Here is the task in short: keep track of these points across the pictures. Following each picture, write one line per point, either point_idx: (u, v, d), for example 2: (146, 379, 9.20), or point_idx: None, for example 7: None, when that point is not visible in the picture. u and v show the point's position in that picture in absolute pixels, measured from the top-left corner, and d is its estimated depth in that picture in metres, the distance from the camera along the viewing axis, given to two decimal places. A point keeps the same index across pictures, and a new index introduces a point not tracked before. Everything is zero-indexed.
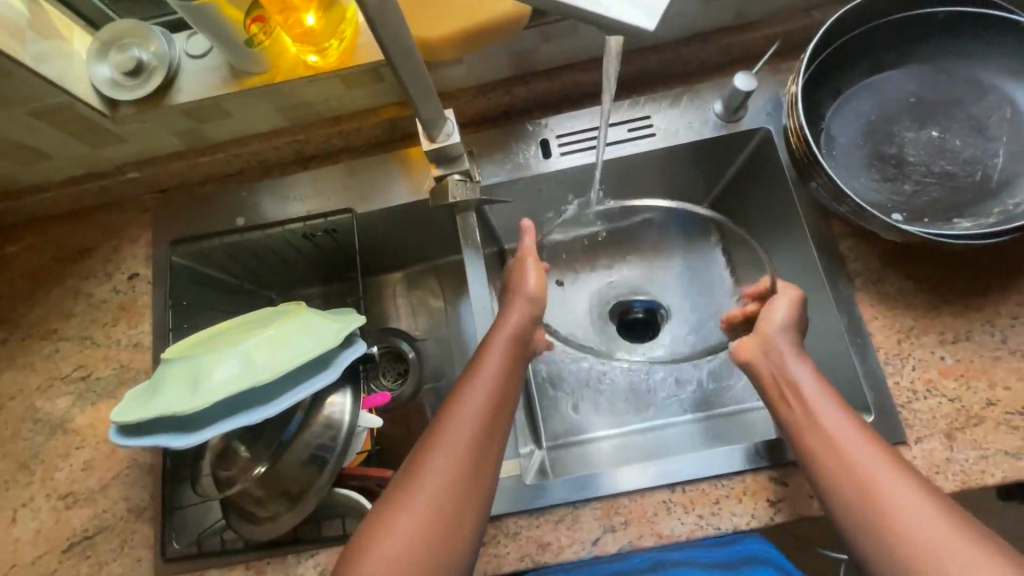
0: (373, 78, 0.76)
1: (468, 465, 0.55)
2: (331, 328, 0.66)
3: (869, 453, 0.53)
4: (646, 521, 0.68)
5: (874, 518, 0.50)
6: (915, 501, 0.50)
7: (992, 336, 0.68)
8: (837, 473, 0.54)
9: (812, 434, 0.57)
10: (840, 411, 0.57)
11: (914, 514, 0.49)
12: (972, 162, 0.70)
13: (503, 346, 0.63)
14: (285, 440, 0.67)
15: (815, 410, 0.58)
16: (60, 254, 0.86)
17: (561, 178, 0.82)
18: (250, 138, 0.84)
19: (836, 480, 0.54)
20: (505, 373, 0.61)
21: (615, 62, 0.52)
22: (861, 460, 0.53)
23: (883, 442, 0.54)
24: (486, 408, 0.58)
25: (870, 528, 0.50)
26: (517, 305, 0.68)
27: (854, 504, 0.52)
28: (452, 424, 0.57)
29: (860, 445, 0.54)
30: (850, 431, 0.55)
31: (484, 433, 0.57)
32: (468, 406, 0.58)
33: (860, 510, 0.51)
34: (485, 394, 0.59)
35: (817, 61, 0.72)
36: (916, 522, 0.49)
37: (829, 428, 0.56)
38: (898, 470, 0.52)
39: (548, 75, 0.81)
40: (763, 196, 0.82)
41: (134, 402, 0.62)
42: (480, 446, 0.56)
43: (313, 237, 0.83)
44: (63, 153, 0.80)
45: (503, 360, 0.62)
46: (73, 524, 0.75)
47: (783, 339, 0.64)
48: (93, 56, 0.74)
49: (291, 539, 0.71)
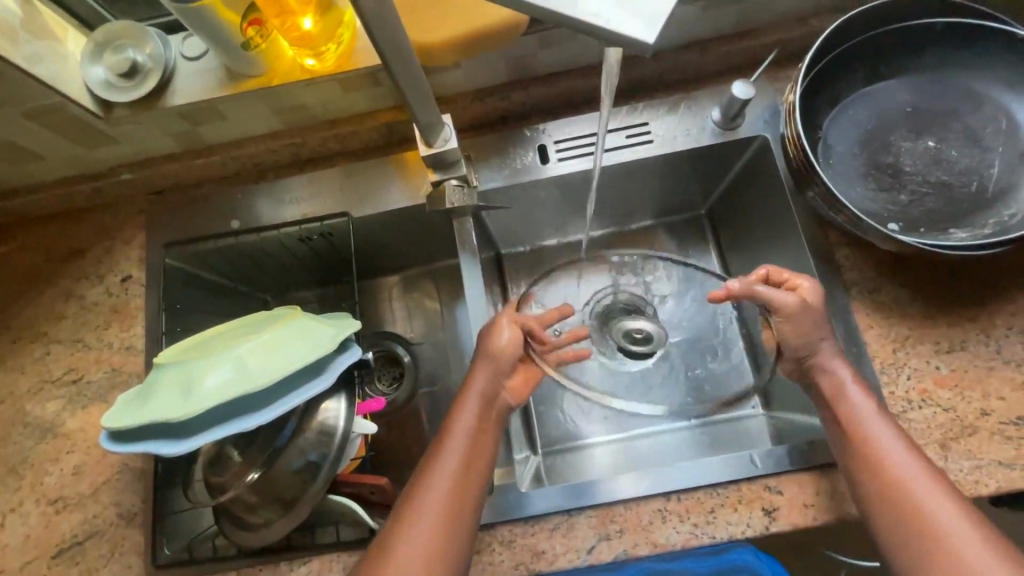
0: (371, 82, 0.76)
1: (451, 524, 0.56)
2: (326, 333, 0.66)
3: (904, 453, 0.56)
4: (641, 530, 0.67)
5: (904, 518, 0.53)
6: (945, 504, 0.53)
7: (987, 346, 0.68)
8: (872, 474, 0.56)
9: (849, 434, 0.59)
10: (876, 411, 0.60)
11: (946, 516, 0.52)
12: (968, 173, 0.71)
13: (476, 401, 0.63)
14: (278, 446, 0.66)
15: (853, 410, 0.60)
16: (52, 255, 0.85)
17: (558, 184, 0.82)
18: (246, 140, 0.83)
19: (870, 480, 0.56)
20: (481, 426, 0.62)
21: (616, 73, 0.52)
22: (896, 461, 0.56)
23: (915, 445, 0.57)
24: (462, 475, 0.58)
25: (900, 527, 0.53)
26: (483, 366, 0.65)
27: (886, 504, 0.55)
28: (434, 482, 0.57)
29: (896, 446, 0.57)
30: (885, 433, 0.58)
31: (456, 509, 0.56)
32: (440, 475, 0.58)
33: (890, 507, 0.54)
34: (455, 465, 0.58)
35: (814, 70, 0.72)
36: (945, 519, 0.52)
37: (866, 429, 0.59)
38: (929, 471, 0.55)
39: (547, 81, 0.81)
40: (761, 203, 0.82)
41: (125, 408, 0.61)
42: (459, 509, 0.57)
43: (309, 240, 0.83)
44: (57, 154, 0.79)
45: (479, 412, 0.62)
46: (62, 529, 0.74)
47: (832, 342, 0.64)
48: (88, 57, 0.73)
49: (284, 546, 0.71)
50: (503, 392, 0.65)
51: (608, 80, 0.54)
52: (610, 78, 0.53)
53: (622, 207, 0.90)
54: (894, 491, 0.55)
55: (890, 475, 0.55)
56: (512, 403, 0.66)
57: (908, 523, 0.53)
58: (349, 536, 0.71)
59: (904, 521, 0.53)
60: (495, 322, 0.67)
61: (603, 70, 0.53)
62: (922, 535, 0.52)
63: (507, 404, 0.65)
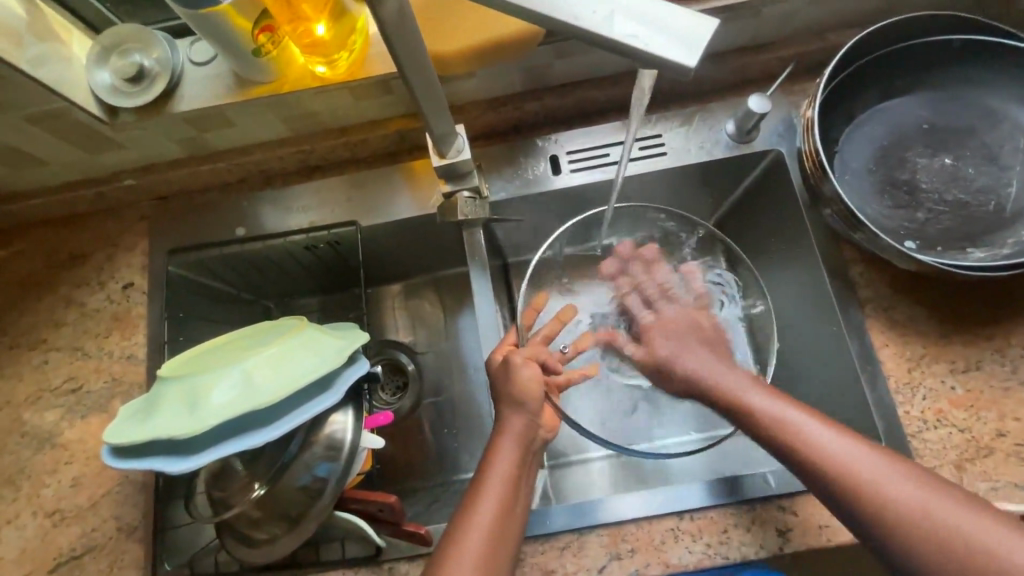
0: (381, 90, 0.75)
1: None
2: (333, 347, 0.65)
3: (845, 443, 0.53)
4: (652, 549, 0.66)
5: (880, 510, 0.49)
6: (910, 484, 0.49)
7: (1003, 366, 0.68)
8: (835, 482, 0.52)
9: (786, 444, 0.55)
10: (793, 405, 0.57)
11: (922, 499, 0.49)
12: (985, 192, 0.70)
13: (512, 448, 0.60)
14: (284, 462, 0.65)
15: (776, 414, 0.56)
16: (53, 260, 0.83)
17: (568, 196, 0.81)
18: (252, 147, 0.82)
19: (837, 488, 0.51)
20: (517, 474, 0.59)
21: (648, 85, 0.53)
22: (842, 453, 0.52)
23: (840, 427, 0.55)
24: (497, 526, 0.55)
25: (889, 527, 0.49)
26: (516, 415, 0.62)
27: (866, 509, 0.50)
28: (467, 533, 0.54)
29: (832, 438, 0.53)
30: (816, 429, 0.54)
31: (489, 568, 0.53)
32: (475, 526, 0.54)
33: (872, 511, 0.49)
34: (490, 516, 0.55)
35: (832, 85, 0.72)
36: (922, 504, 0.48)
37: (799, 429, 0.54)
38: (875, 450, 0.52)
39: (559, 92, 0.80)
40: (772, 216, 0.81)
41: (128, 423, 0.59)
42: (492, 563, 0.53)
43: (315, 248, 0.81)
44: (59, 158, 0.77)
45: (513, 459, 0.59)
46: (59, 543, 0.72)
47: (699, 359, 0.65)
48: (94, 60, 0.72)
49: (288, 562, 0.70)
50: (539, 430, 0.64)
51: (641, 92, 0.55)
52: (642, 95, 0.55)
53: None
54: (862, 489, 0.50)
55: (846, 474, 0.51)
56: (547, 437, 0.66)
57: (892, 520, 0.49)
58: (356, 552, 0.70)
59: (887, 519, 0.49)
60: (510, 362, 0.64)
61: (637, 84, 0.54)
62: (918, 532, 0.48)
63: (545, 436, 0.65)
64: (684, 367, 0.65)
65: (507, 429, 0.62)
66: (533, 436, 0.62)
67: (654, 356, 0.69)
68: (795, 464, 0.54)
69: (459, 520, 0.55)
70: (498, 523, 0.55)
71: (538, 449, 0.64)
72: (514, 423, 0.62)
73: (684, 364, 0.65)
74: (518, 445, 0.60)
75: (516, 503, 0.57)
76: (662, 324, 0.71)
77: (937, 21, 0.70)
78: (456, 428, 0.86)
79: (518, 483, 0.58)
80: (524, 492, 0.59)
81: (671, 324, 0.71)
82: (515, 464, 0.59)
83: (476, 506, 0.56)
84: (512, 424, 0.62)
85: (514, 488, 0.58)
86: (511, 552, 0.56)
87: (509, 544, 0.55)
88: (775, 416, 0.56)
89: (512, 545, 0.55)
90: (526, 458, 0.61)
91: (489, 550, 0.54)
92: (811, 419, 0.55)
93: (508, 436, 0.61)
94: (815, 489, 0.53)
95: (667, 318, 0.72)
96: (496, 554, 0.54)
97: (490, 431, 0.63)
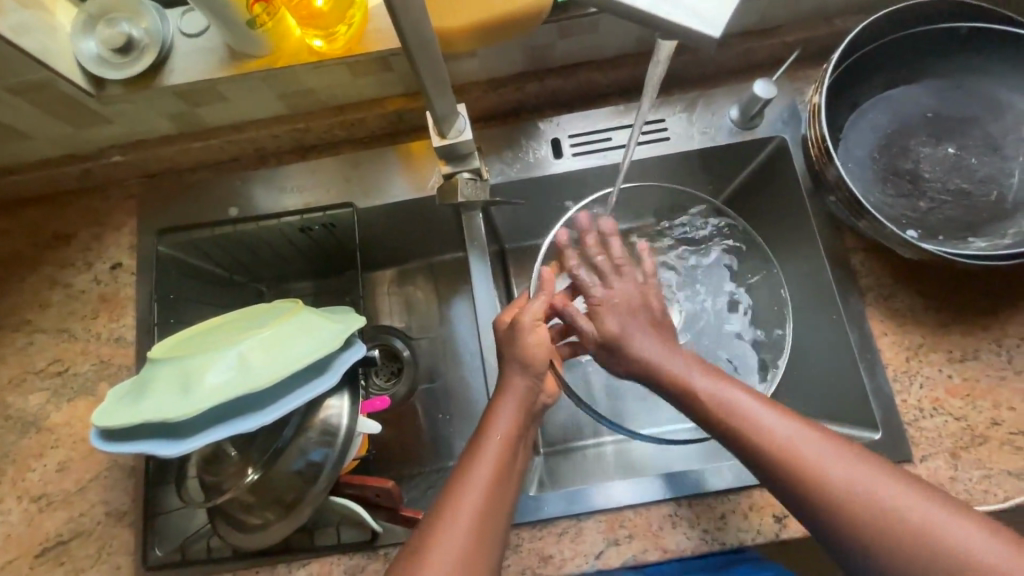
0: (381, 67, 0.73)
1: (481, 524, 0.52)
2: (330, 328, 0.63)
3: (794, 428, 0.52)
4: (650, 535, 0.66)
5: (824, 498, 0.49)
6: (857, 471, 0.49)
7: (999, 356, 0.68)
8: (781, 469, 0.51)
9: (736, 431, 0.54)
10: (754, 397, 0.55)
11: (869, 487, 0.48)
12: (987, 182, 0.70)
13: (512, 408, 0.60)
14: (279, 446, 0.64)
15: (728, 400, 0.55)
16: (37, 239, 0.81)
17: (569, 180, 0.80)
18: (244, 125, 0.79)
19: (782, 475, 0.51)
20: (515, 434, 0.58)
21: (663, 64, 0.49)
22: (789, 439, 0.52)
23: (793, 412, 0.54)
24: (496, 479, 0.55)
25: (841, 521, 0.48)
26: (512, 387, 0.61)
27: (811, 496, 0.49)
28: (468, 483, 0.54)
29: (783, 425, 0.53)
30: (775, 420, 0.53)
31: (490, 518, 0.53)
32: (476, 477, 0.54)
33: (817, 500, 0.49)
34: (489, 469, 0.55)
35: (838, 70, 0.71)
36: (870, 492, 0.48)
37: (747, 415, 0.54)
38: (829, 442, 0.51)
39: (562, 73, 0.78)
40: (773, 203, 0.81)
41: (118, 405, 0.58)
42: (491, 512, 0.53)
43: (310, 230, 0.79)
44: (43, 132, 0.74)
45: (513, 418, 0.59)
46: (46, 528, 0.70)
47: (652, 346, 0.61)
48: (80, 30, 0.69)
49: (281, 549, 0.69)
50: (541, 393, 0.64)
51: (655, 70, 0.50)
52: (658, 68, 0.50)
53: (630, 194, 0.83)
54: (817, 485, 0.49)
55: (790, 457, 0.51)
56: (548, 403, 0.66)
57: (837, 508, 0.48)
58: (351, 537, 0.69)
59: (826, 502, 0.49)
60: (520, 322, 0.62)
61: (653, 55, 0.49)
62: (860, 519, 0.47)
63: (545, 402, 0.65)
64: (636, 350, 0.61)
65: (511, 388, 0.61)
66: (534, 400, 0.62)
67: (604, 334, 0.62)
68: (743, 450, 0.54)
69: (448, 492, 0.54)
70: (488, 497, 0.54)
71: (538, 412, 0.64)
72: (516, 382, 0.61)
73: (633, 347, 0.61)
74: (517, 408, 0.60)
75: (514, 465, 0.57)
76: (614, 296, 0.64)
77: (958, 9, 0.70)
78: (450, 412, 0.85)
79: (516, 442, 0.58)
80: (522, 451, 0.59)
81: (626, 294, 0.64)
82: (516, 425, 0.59)
83: (476, 459, 0.56)
84: (513, 387, 0.61)
85: (508, 461, 0.56)
86: (501, 529, 0.54)
87: (508, 497, 0.55)
88: (726, 404, 0.55)
89: (501, 522, 0.53)
90: (526, 420, 0.61)
91: (485, 505, 0.53)
92: (766, 408, 0.54)
93: (510, 398, 0.60)
94: (760, 476, 0.53)
95: (609, 293, 0.65)
96: (492, 512, 0.53)
97: (491, 395, 0.62)
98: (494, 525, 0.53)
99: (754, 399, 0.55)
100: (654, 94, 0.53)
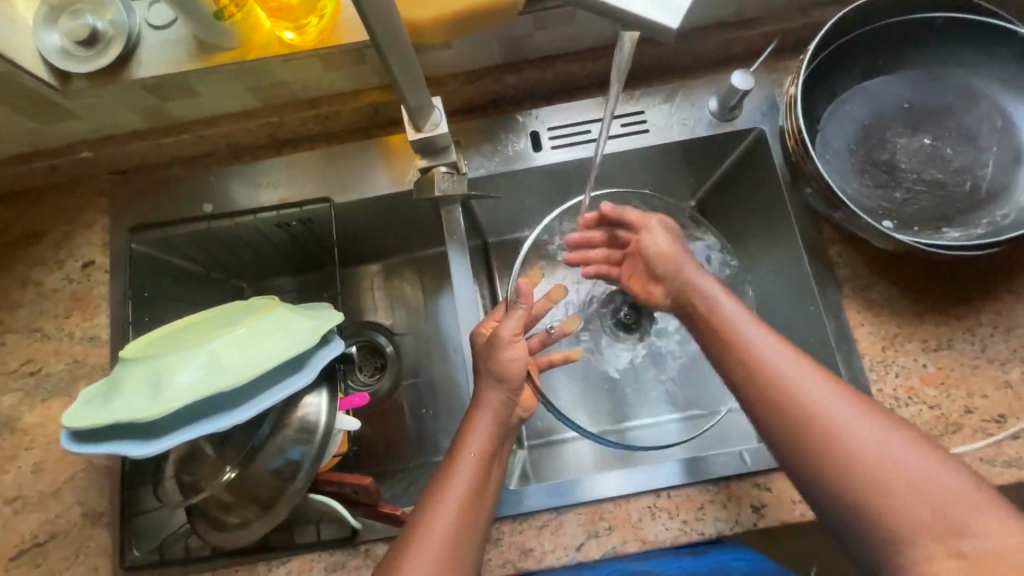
0: (355, 59, 0.72)
1: (452, 542, 0.52)
2: (306, 326, 0.63)
3: (791, 358, 0.53)
4: (630, 527, 0.67)
5: (813, 438, 0.49)
6: (854, 417, 0.49)
7: (973, 345, 0.69)
8: (777, 403, 0.51)
9: (739, 361, 0.55)
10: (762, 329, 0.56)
11: (862, 434, 0.48)
12: (962, 172, 0.71)
13: (486, 426, 0.59)
14: (256, 444, 0.63)
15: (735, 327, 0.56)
16: (6, 238, 0.79)
17: (549, 172, 0.80)
18: (218, 119, 0.78)
19: (777, 411, 0.51)
20: (489, 451, 0.58)
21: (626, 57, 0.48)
22: (793, 377, 0.52)
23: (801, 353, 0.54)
24: (470, 497, 0.55)
25: (827, 460, 0.48)
26: (485, 406, 0.60)
27: (802, 433, 0.50)
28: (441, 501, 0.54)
29: (786, 357, 0.53)
30: (780, 354, 0.53)
31: (462, 537, 0.53)
32: (448, 499, 0.54)
33: (803, 437, 0.50)
34: (464, 488, 0.55)
35: (815, 61, 0.71)
36: (859, 438, 0.48)
37: (752, 344, 0.55)
38: (829, 386, 0.51)
39: (539, 65, 0.78)
40: (753, 196, 0.81)
41: (87, 406, 0.57)
42: (462, 531, 0.53)
43: (288, 226, 0.78)
44: (9, 127, 0.73)
45: (488, 433, 0.59)
46: (21, 530, 0.70)
47: (702, 279, 0.62)
48: (43, 23, 0.67)
49: (261, 547, 0.68)
50: (516, 408, 0.63)
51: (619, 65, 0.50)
52: (622, 61, 0.49)
53: (617, 178, 0.84)
54: (807, 421, 0.50)
55: (782, 385, 0.52)
56: (524, 416, 0.65)
57: (826, 445, 0.49)
58: (332, 534, 0.69)
59: (817, 442, 0.49)
60: (498, 338, 0.61)
61: (616, 51, 0.48)
62: (846, 459, 0.48)
63: (520, 416, 0.64)
64: (690, 276, 0.63)
65: (484, 404, 0.61)
66: (508, 416, 0.61)
67: (666, 263, 0.65)
68: (745, 381, 0.54)
69: (422, 511, 0.54)
70: (461, 515, 0.54)
71: (512, 427, 0.63)
72: (489, 398, 0.61)
73: (689, 279, 0.63)
74: (492, 427, 0.59)
75: (488, 482, 0.57)
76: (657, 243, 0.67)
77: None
78: (435, 408, 0.85)
79: (491, 458, 0.58)
80: (497, 465, 0.59)
81: (669, 227, 0.68)
82: (490, 442, 0.59)
83: (449, 480, 0.56)
84: (487, 401, 0.61)
85: (481, 480, 0.56)
86: (474, 549, 0.54)
87: (480, 516, 0.55)
88: (734, 330, 0.56)
89: (474, 543, 0.54)
90: (501, 432, 0.60)
91: (457, 525, 0.53)
92: (775, 344, 0.54)
93: (487, 412, 0.60)
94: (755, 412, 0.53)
95: (664, 240, 0.67)
96: (465, 531, 0.53)
97: (467, 405, 0.62)
98: (465, 545, 0.53)
99: (765, 333, 0.56)
100: (620, 85, 0.52)
